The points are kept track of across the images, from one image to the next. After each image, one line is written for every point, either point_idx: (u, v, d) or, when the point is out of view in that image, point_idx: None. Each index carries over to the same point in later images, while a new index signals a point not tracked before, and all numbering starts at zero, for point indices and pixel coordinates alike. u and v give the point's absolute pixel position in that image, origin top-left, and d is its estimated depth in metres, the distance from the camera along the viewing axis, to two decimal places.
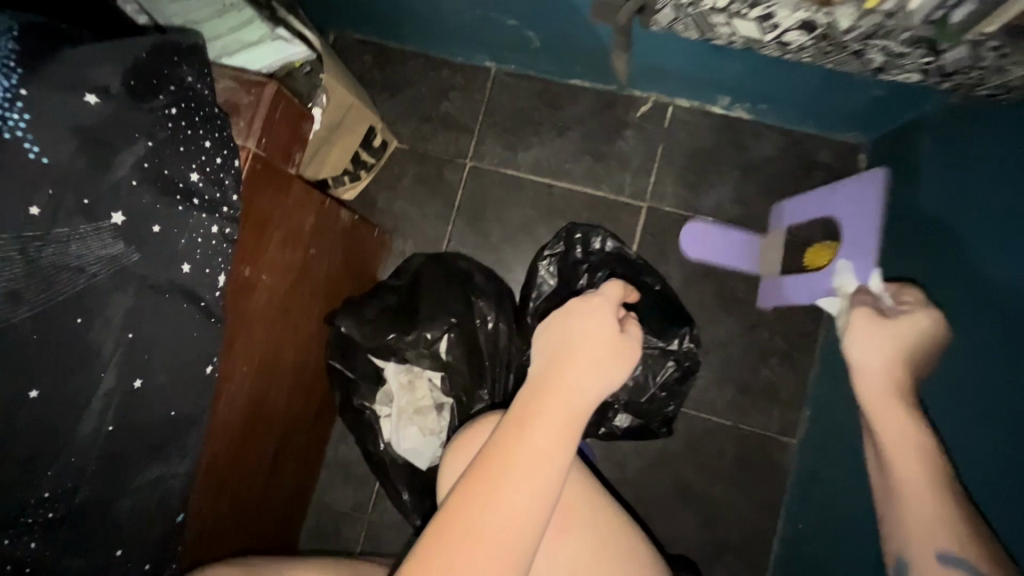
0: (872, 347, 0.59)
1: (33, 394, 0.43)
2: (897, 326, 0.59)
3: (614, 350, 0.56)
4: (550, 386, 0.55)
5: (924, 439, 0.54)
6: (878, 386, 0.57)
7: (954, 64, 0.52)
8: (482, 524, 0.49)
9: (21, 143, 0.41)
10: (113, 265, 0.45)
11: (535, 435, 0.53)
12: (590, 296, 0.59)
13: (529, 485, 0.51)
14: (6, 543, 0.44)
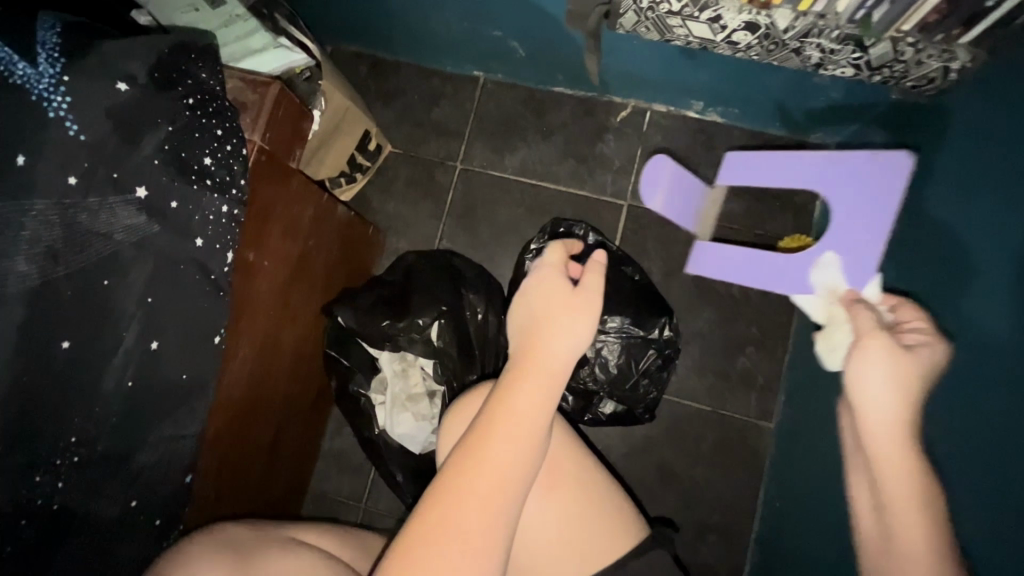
0: (901, 382, 0.53)
1: (65, 345, 0.47)
2: (916, 360, 0.54)
3: (571, 308, 0.59)
4: (527, 351, 0.58)
5: (926, 470, 0.53)
6: (896, 425, 0.53)
7: (880, 59, 0.65)
8: (478, 478, 0.52)
9: (62, 122, 0.46)
10: (137, 233, 0.50)
11: (520, 400, 0.56)
12: (540, 271, 0.63)
13: (519, 436, 0.55)
14: (38, 481, 0.47)
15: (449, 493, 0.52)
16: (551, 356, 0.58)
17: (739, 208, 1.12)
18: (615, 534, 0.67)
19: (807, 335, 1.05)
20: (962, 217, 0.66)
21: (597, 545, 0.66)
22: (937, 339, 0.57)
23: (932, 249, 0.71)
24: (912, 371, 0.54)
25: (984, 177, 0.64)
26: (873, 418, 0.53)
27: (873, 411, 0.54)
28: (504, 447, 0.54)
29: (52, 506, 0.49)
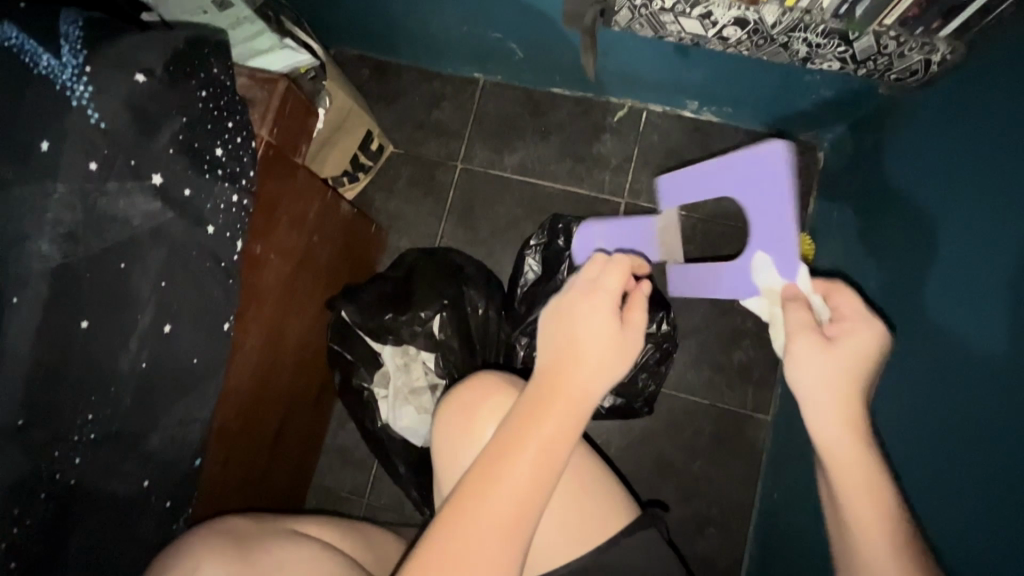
0: (825, 376, 0.55)
1: (84, 324, 0.50)
2: (840, 351, 0.55)
3: (608, 345, 0.52)
4: (551, 384, 0.52)
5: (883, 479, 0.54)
6: (842, 436, 0.55)
7: (864, 52, 0.70)
8: (485, 523, 0.48)
9: (85, 111, 0.49)
10: (153, 219, 0.53)
11: (538, 431, 0.50)
12: (584, 293, 0.53)
13: (533, 480, 0.49)
14: (58, 456, 0.50)
15: (453, 520, 0.48)
16: (576, 393, 0.51)
17: (733, 205, 1.14)
18: (608, 518, 0.66)
19: None
20: (949, 209, 0.68)
21: (592, 530, 0.64)
22: (865, 324, 0.57)
23: (917, 239, 0.73)
24: (830, 364, 0.55)
25: (972, 169, 0.66)
26: (821, 431, 0.55)
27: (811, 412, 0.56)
28: (516, 480, 0.49)
29: (70, 482, 0.52)
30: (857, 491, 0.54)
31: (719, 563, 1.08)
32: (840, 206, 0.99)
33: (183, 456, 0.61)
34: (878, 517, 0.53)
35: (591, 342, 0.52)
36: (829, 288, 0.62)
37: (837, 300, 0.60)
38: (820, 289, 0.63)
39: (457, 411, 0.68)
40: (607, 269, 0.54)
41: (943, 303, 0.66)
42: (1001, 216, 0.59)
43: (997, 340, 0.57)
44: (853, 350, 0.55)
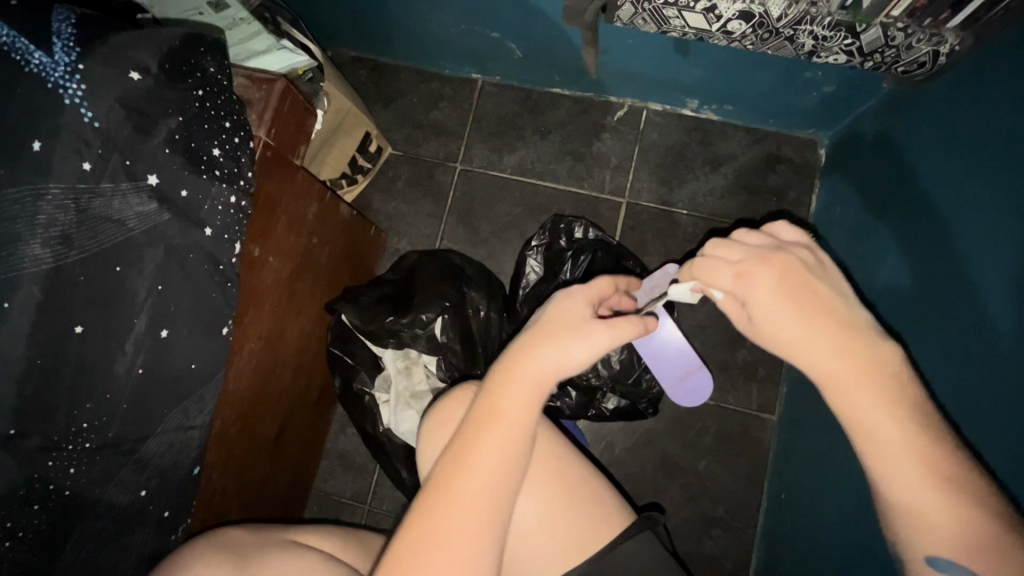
0: (808, 346, 0.49)
1: (78, 330, 0.49)
2: (761, 315, 0.50)
3: (587, 336, 0.54)
4: (515, 373, 0.54)
5: (931, 433, 0.46)
6: (850, 377, 0.48)
7: (871, 44, 0.70)
8: (459, 498, 0.50)
9: (78, 109, 0.48)
10: (149, 221, 0.52)
11: (500, 415, 0.53)
12: (560, 303, 0.57)
13: (497, 455, 0.52)
14: (51, 464, 0.49)
15: (430, 510, 0.50)
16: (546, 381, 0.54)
17: (735, 202, 1.13)
18: (602, 521, 0.64)
19: None
20: (953, 202, 0.68)
21: (586, 536, 0.63)
22: (757, 265, 0.51)
23: (923, 232, 0.73)
24: (802, 329, 0.49)
25: (977, 161, 0.65)
26: (826, 374, 0.49)
27: (828, 393, 0.49)
28: (484, 463, 0.52)
29: (65, 492, 0.51)
30: (905, 488, 0.45)
31: (727, 565, 1.07)
32: (843, 201, 0.98)
33: (182, 463, 0.60)
34: (947, 517, 0.44)
35: (568, 336, 0.54)
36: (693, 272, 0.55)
37: (716, 274, 0.52)
38: (691, 276, 0.56)
39: (444, 416, 0.67)
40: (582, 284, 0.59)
41: (951, 294, 0.65)
42: (1008, 208, 0.59)
43: (1008, 329, 0.56)
44: (805, 307, 0.50)
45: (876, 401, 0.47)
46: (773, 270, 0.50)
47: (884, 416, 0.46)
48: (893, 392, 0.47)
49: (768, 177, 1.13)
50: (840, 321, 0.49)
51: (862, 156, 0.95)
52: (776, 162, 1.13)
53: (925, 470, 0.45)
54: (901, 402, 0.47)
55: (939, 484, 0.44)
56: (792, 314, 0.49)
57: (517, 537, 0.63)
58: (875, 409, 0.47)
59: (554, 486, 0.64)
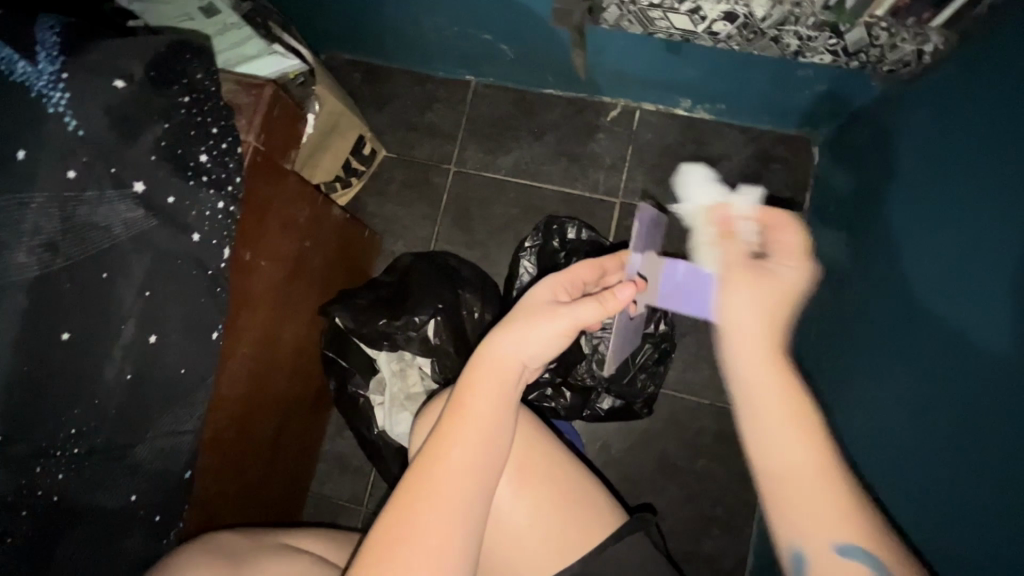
0: (756, 347, 0.48)
1: (65, 337, 0.49)
2: (771, 276, 0.50)
3: (548, 319, 0.55)
4: (485, 361, 0.55)
5: (817, 424, 0.47)
6: (760, 356, 0.48)
7: (855, 44, 0.72)
8: (438, 491, 0.51)
9: (62, 117, 0.49)
10: (135, 227, 0.52)
11: (474, 407, 0.54)
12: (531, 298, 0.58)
13: (476, 450, 0.53)
14: (39, 471, 0.50)
15: (410, 504, 0.50)
16: (517, 370, 0.55)
17: None
18: (593, 521, 0.64)
19: (802, 320, 1.03)
20: (942, 202, 0.68)
21: (577, 538, 0.63)
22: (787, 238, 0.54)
23: (917, 230, 0.72)
24: (758, 330, 0.48)
25: (967, 160, 0.65)
26: (742, 352, 0.48)
27: (751, 408, 0.47)
28: (462, 454, 0.52)
29: (53, 498, 0.52)
30: (809, 499, 0.45)
31: (725, 565, 1.07)
32: (837, 199, 0.98)
33: (174, 467, 0.61)
34: (845, 527, 0.45)
35: (537, 323, 0.55)
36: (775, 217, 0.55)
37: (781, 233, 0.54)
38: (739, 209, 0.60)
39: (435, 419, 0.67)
40: (553, 279, 0.60)
41: (937, 291, 0.65)
42: (999, 207, 0.59)
43: (993, 331, 0.56)
44: (784, 294, 0.50)
45: (793, 422, 0.46)
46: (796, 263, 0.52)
47: (797, 435, 0.46)
48: (790, 378, 0.48)
49: (763, 176, 1.13)
50: (780, 334, 0.49)
51: (855, 154, 0.95)
52: (771, 161, 1.13)
53: (818, 459, 0.46)
54: (812, 419, 0.46)
55: (840, 481, 0.46)
56: (777, 294, 0.50)
57: (507, 537, 0.63)
58: (790, 429, 0.46)
59: (546, 487, 0.64)
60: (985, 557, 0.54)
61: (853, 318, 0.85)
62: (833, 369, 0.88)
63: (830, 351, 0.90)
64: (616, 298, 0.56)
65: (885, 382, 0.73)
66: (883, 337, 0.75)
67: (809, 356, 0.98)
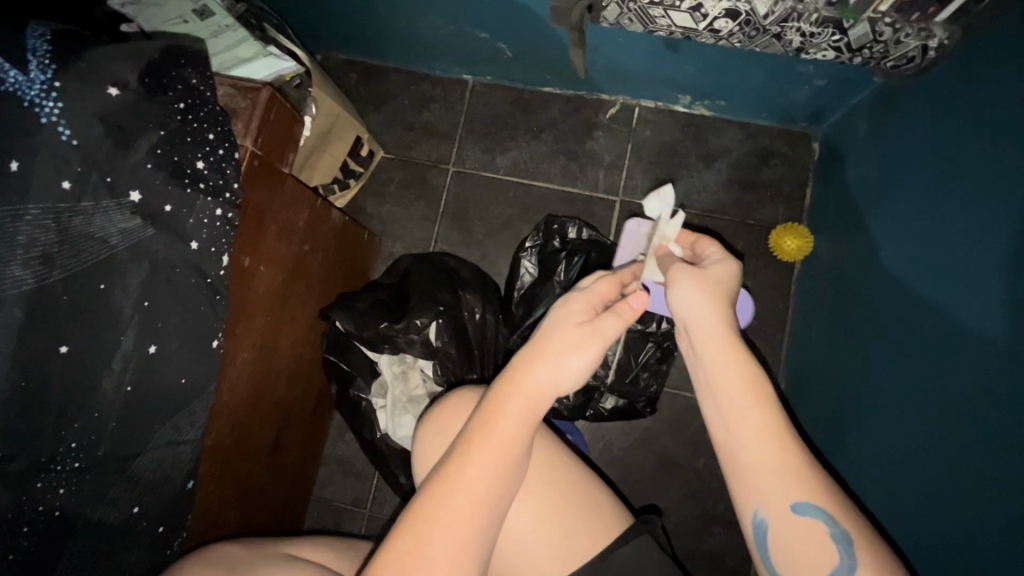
0: (705, 319, 0.56)
1: (63, 349, 0.49)
2: (711, 274, 0.59)
3: (580, 344, 0.53)
4: (516, 380, 0.53)
5: (767, 394, 0.53)
6: (714, 335, 0.55)
7: (859, 40, 0.71)
8: (451, 508, 0.50)
9: (56, 127, 0.48)
10: (132, 237, 0.52)
11: (501, 424, 0.53)
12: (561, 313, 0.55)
13: (493, 468, 0.52)
14: (40, 485, 0.50)
15: (424, 515, 0.50)
16: (543, 393, 0.54)
17: (730, 198, 1.13)
18: (597, 526, 0.63)
19: (803, 317, 1.02)
20: (942, 197, 0.68)
21: (580, 543, 0.62)
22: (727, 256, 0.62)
23: (918, 225, 0.71)
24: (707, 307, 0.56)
25: (970, 153, 0.64)
26: (699, 332, 0.56)
27: (709, 369, 0.55)
28: (482, 472, 0.52)
29: (54, 513, 0.51)
30: (758, 449, 0.51)
31: (729, 562, 1.07)
32: (838, 194, 0.98)
33: (175, 477, 0.60)
34: (797, 483, 0.50)
35: (571, 346, 0.53)
36: (694, 240, 0.67)
37: (704, 246, 0.65)
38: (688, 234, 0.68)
39: (443, 425, 0.66)
40: (579, 290, 0.57)
41: (938, 288, 0.66)
42: (1002, 202, 0.59)
43: (997, 325, 0.56)
44: (724, 284, 0.58)
45: (742, 381, 0.53)
46: (731, 261, 0.61)
47: (748, 393, 0.53)
48: (743, 355, 0.54)
49: (762, 172, 1.12)
50: (728, 310, 0.57)
51: (854, 151, 0.95)
52: (770, 157, 1.12)
53: (770, 422, 0.52)
54: (760, 382, 0.53)
55: (792, 444, 0.51)
56: (721, 289, 0.58)
57: (509, 541, 0.62)
58: (741, 389, 0.53)
59: (549, 490, 0.64)
60: (984, 553, 0.54)
61: (853, 315, 0.84)
62: (832, 366, 0.88)
63: (830, 347, 0.90)
64: (632, 306, 0.55)
65: (885, 379, 0.73)
66: (887, 335, 0.75)
67: (810, 353, 0.97)
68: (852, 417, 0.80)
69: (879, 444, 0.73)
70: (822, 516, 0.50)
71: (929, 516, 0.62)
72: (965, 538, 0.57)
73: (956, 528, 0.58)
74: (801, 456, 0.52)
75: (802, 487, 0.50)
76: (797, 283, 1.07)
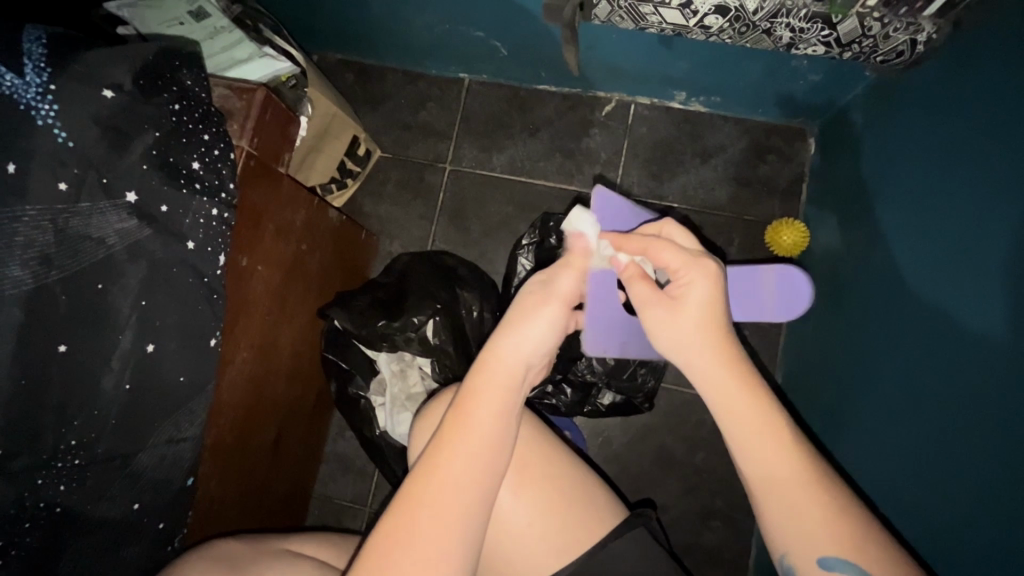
0: (714, 374, 0.54)
1: (62, 349, 0.50)
2: (689, 306, 0.55)
3: (541, 310, 0.59)
4: (491, 355, 0.57)
5: (789, 437, 0.52)
6: (722, 381, 0.54)
7: (849, 34, 0.71)
8: (441, 495, 0.51)
9: (51, 129, 0.49)
10: (128, 237, 0.52)
11: (483, 401, 0.55)
12: (522, 294, 0.61)
13: (479, 451, 0.53)
14: (40, 483, 0.51)
15: (413, 507, 0.50)
16: (518, 364, 0.57)
17: (725, 194, 1.13)
18: (593, 522, 0.64)
19: (800, 312, 1.03)
20: (937, 190, 0.68)
21: (575, 537, 0.63)
22: (696, 269, 0.55)
23: (914, 219, 0.72)
24: (713, 363, 0.54)
25: (962, 148, 0.65)
26: (705, 380, 0.54)
27: (728, 423, 0.53)
28: (467, 458, 0.53)
29: (55, 510, 0.52)
30: (788, 502, 0.51)
31: (728, 556, 1.07)
32: (833, 189, 0.98)
33: (176, 474, 0.61)
34: (824, 528, 0.50)
35: (533, 311, 0.59)
36: (643, 246, 0.59)
37: (663, 257, 0.57)
38: (640, 244, 0.59)
39: (434, 419, 0.67)
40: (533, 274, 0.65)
41: (935, 282, 0.66)
42: (996, 197, 0.59)
43: (992, 320, 0.57)
44: (720, 324, 0.55)
45: (765, 438, 0.52)
46: (702, 275, 0.55)
47: (772, 446, 0.52)
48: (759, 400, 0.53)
49: (758, 168, 1.12)
50: (738, 360, 0.54)
51: (849, 145, 0.95)
52: (766, 153, 1.13)
53: (793, 468, 0.51)
54: (783, 431, 0.52)
55: (818, 490, 0.50)
56: (713, 328, 0.54)
57: (505, 537, 0.63)
58: (765, 446, 0.52)
59: (545, 486, 0.64)
60: (983, 543, 0.54)
61: (848, 309, 0.85)
62: (829, 360, 0.89)
63: (827, 341, 0.90)
64: None
65: (881, 373, 0.74)
66: (883, 329, 0.75)
67: (806, 347, 0.98)
68: (848, 410, 0.81)
69: (875, 437, 0.73)
70: (853, 565, 0.49)
71: (928, 508, 0.62)
72: (963, 530, 0.57)
73: (953, 520, 0.58)
74: (835, 509, 0.50)
75: (831, 541, 0.49)
76: None
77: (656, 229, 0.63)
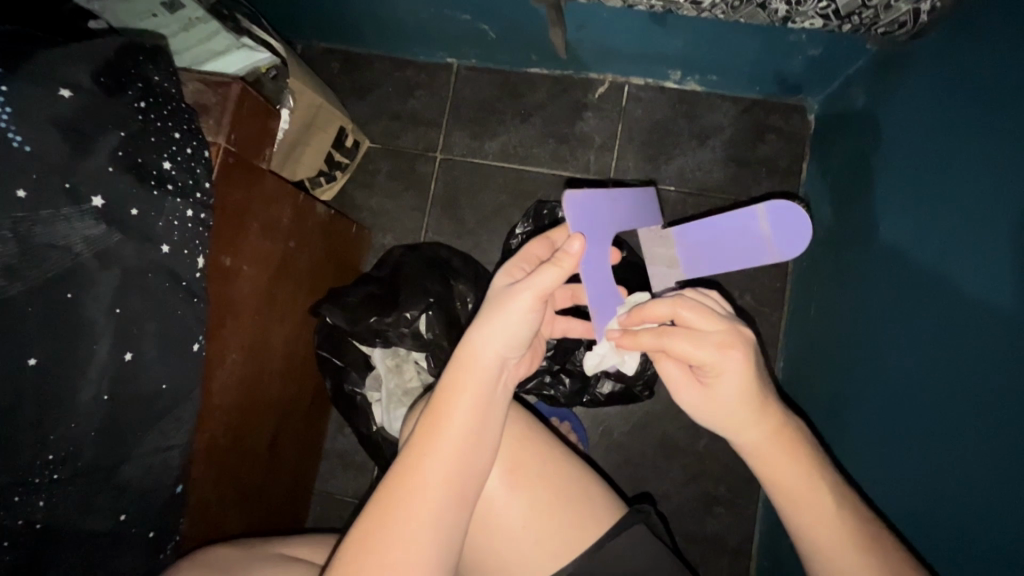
0: (760, 446, 0.55)
1: (32, 362, 0.48)
2: (722, 394, 0.55)
3: (509, 310, 0.53)
4: (468, 349, 0.54)
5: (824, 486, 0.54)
6: (767, 448, 0.55)
7: (848, 6, 0.69)
8: (419, 498, 0.50)
9: (6, 134, 0.46)
10: (97, 244, 0.50)
11: (462, 400, 0.53)
12: (493, 297, 0.56)
13: (458, 452, 0.52)
14: (18, 499, 0.50)
15: (392, 511, 0.49)
16: (495, 358, 0.54)
17: (724, 175, 1.10)
18: (589, 522, 0.62)
19: (801, 295, 1.01)
20: (941, 168, 0.66)
21: (571, 537, 0.61)
22: (725, 365, 0.53)
23: (916, 198, 0.69)
24: (760, 436, 0.55)
25: (968, 123, 0.63)
26: (751, 448, 0.56)
27: (772, 485, 0.56)
28: (446, 460, 0.51)
29: (37, 525, 0.51)
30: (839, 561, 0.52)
31: (731, 542, 1.07)
32: (835, 168, 0.95)
33: (164, 483, 0.60)
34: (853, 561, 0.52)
35: (502, 311, 0.54)
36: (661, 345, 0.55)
37: (682, 355, 0.54)
38: (656, 342, 0.55)
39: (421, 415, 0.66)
40: (499, 271, 0.60)
41: (939, 264, 0.64)
42: (1002, 176, 0.56)
43: (997, 303, 0.55)
44: (759, 400, 0.55)
45: (812, 501, 0.54)
46: (733, 367, 0.53)
47: (819, 507, 0.53)
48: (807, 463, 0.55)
49: (757, 148, 1.09)
50: (782, 428, 0.56)
51: (850, 121, 0.92)
52: (765, 132, 1.09)
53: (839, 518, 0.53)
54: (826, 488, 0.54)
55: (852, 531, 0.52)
56: (755, 407, 0.55)
57: (500, 539, 0.62)
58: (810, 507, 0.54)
59: (542, 488, 0.63)
60: (994, 534, 0.53)
61: (852, 290, 0.82)
62: (831, 344, 0.87)
63: (830, 325, 0.88)
64: (569, 254, 0.53)
65: (885, 358, 0.72)
66: (888, 312, 0.73)
67: (809, 333, 0.95)
68: (851, 396, 0.79)
69: (880, 424, 0.72)
70: None
71: (936, 497, 0.61)
72: (974, 519, 0.56)
73: (961, 507, 0.57)
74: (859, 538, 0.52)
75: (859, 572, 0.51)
76: (795, 261, 1.05)
77: (671, 306, 0.55)
